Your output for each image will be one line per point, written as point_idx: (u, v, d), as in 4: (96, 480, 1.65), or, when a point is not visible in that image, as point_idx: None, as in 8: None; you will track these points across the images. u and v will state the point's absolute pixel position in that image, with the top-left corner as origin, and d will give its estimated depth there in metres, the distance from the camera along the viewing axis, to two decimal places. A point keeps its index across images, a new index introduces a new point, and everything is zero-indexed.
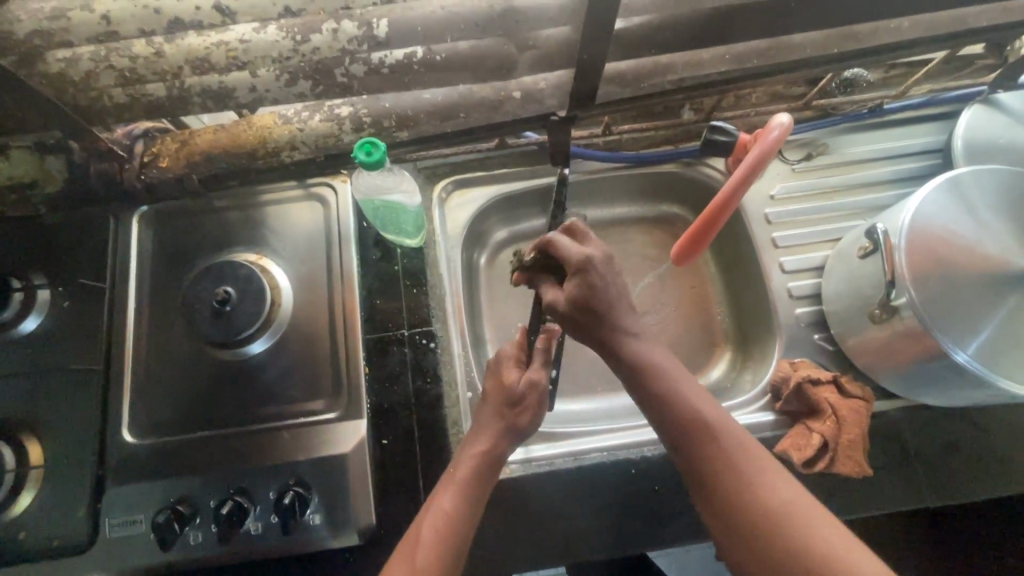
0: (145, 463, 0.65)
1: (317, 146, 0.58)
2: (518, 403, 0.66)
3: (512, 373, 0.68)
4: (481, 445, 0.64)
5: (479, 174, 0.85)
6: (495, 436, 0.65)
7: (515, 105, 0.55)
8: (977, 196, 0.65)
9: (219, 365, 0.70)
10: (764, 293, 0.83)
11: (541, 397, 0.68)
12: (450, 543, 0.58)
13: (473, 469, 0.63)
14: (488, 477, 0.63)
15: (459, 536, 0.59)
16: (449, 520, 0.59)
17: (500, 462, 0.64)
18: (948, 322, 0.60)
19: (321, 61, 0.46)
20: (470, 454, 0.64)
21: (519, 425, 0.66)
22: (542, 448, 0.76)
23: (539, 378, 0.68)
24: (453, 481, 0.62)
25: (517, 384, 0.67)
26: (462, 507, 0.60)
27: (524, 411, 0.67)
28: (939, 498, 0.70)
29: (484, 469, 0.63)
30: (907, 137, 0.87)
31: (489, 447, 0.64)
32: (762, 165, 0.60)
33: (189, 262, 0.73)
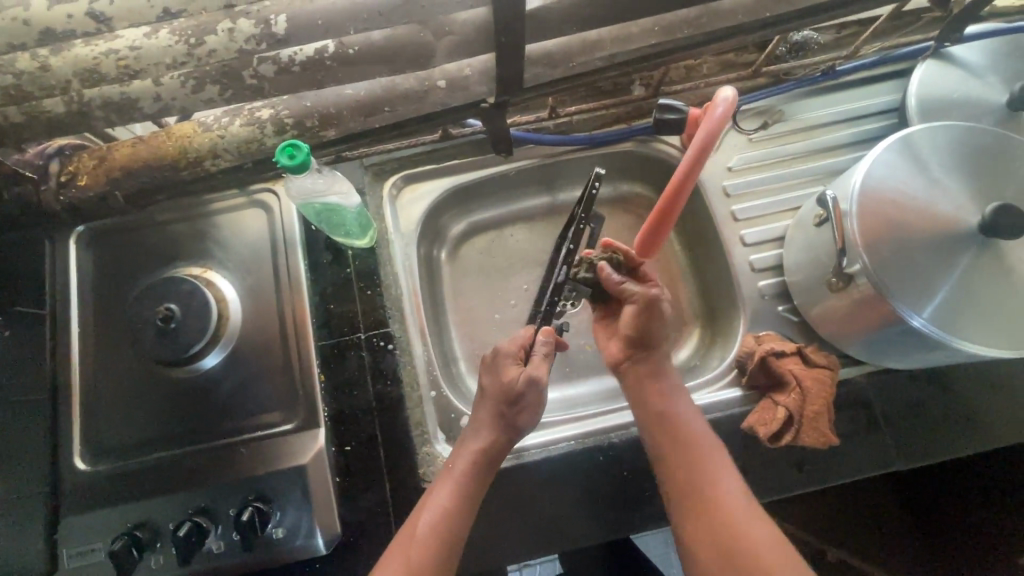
0: (102, 488, 0.63)
1: (241, 152, 0.55)
2: (516, 401, 0.65)
3: (511, 369, 0.66)
4: (480, 442, 0.63)
5: (428, 168, 0.83)
6: (495, 432, 0.64)
7: (441, 94, 0.53)
8: (930, 152, 0.64)
9: (171, 383, 0.68)
10: (727, 268, 0.82)
11: (537, 397, 0.65)
12: (447, 539, 0.58)
13: (470, 464, 0.62)
14: (488, 474, 0.63)
15: (453, 535, 0.59)
16: (443, 516, 0.59)
17: (500, 458, 0.64)
18: (905, 286, 0.59)
19: (223, 63, 0.44)
20: (468, 446, 0.63)
21: (518, 423, 0.65)
22: (530, 439, 0.74)
23: (539, 375, 0.65)
24: (451, 476, 0.62)
25: (514, 380, 0.64)
26: (458, 504, 0.60)
27: (523, 412, 0.65)
28: (910, 462, 0.70)
29: (481, 467, 0.62)
30: (864, 97, 0.85)
31: (485, 444, 0.63)
32: (711, 142, 0.58)
33: (131, 280, 0.71)
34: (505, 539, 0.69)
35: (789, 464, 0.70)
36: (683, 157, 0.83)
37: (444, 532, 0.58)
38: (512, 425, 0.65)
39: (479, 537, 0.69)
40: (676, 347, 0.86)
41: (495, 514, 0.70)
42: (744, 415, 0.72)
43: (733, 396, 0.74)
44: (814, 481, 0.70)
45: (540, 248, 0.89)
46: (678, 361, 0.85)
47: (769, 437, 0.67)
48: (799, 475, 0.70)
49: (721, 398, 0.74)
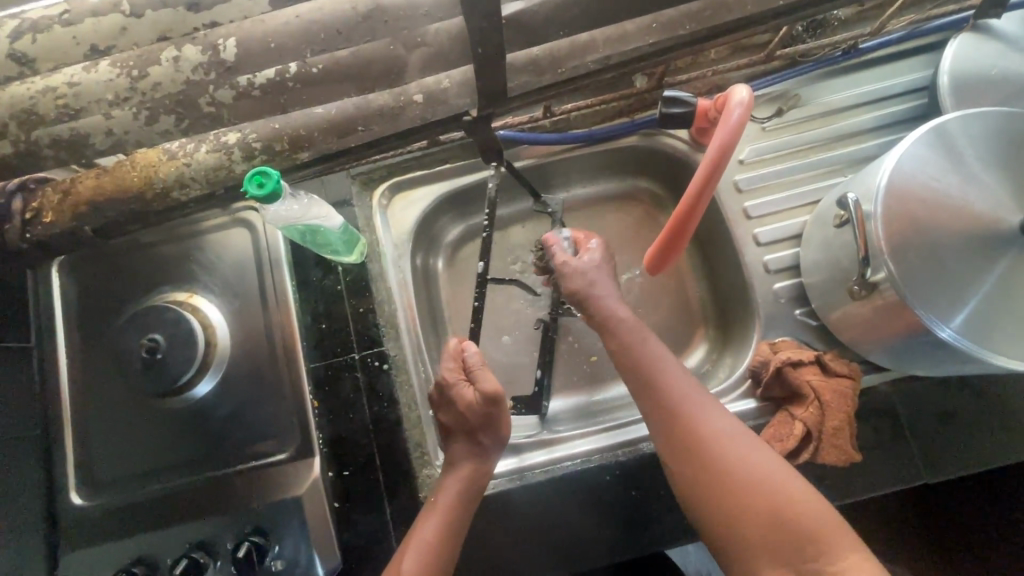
0: (101, 523, 0.63)
1: (209, 181, 0.52)
2: (481, 424, 0.65)
3: (466, 394, 0.66)
4: (466, 470, 0.63)
5: (419, 174, 0.79)
6: (478, 457, 0.65)
7: (419, 109, 0.48)
8: (964, 144, 0.57)
9: (163, 414, 0.66)
10: (739, 269, 0.77)
11: (503, 412, 0.66)
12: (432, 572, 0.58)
13: (458, 491, 0.62)
14: (472, 499, 0.62)
15: (440, 568, 0.59)
16: (429, 548, 0.59)
17: (479, 490, 0.63)
18: (933, 293, 0.54)
19: (172, 92, 0.40)
20: (454, 480, 0.63)
21: (499, 435, 0.66)
22: (510, 464, 0.72)
23: (496, 391, 0.64)
24: (437, 509, 0.61)
25: (476, 404, 0.65)
26: (447, 532, 0.60)
27: (495, 424, 0.66)
28: (936, 475, 0.66)
29: (464, 500, 0.62)
30: (889, 77, 0.78)
31: (472, 469, 0.63)
32: (727, 155, 0.52)
33: (117, 308, 0.68)
34: (511, 559, 0.68)
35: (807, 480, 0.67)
36: (688, 150, 0.78)
37: (430, 564, 0.58)
38: (490, 445, 0.66)
39: (481, 559, 0.68)
40: (686, 353, 0.82)
41: (499, 536, 0.68)
42: (759, 428, 0.69)
43: (747, 408, 0.70)
44: (834, 497, 0.66)
45: None
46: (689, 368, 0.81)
47: (785, 454, 0.63)
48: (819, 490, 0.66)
49: (734, 410, 0.70)
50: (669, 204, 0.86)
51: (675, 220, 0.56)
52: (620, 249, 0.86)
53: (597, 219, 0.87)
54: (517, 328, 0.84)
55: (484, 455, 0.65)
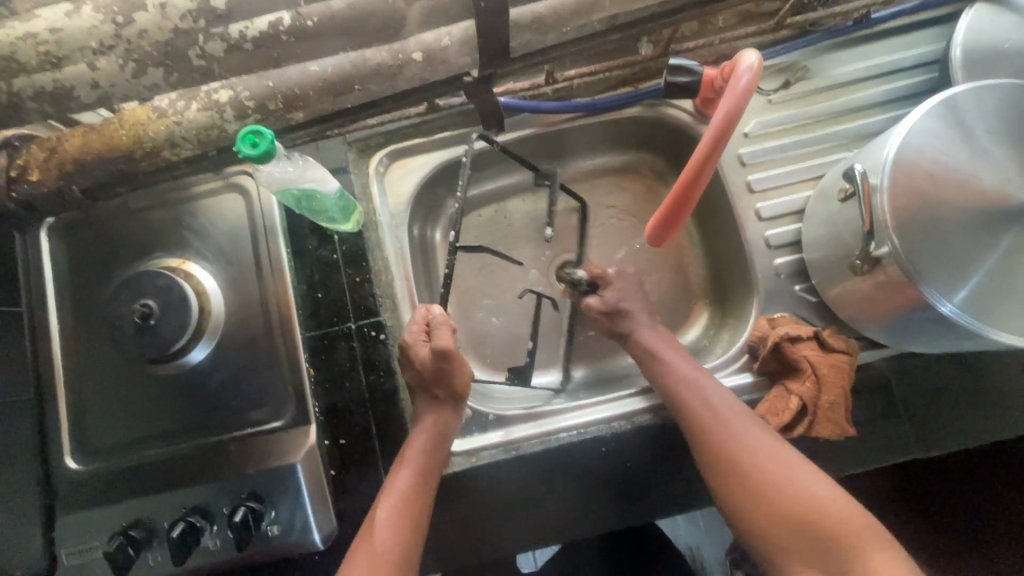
0: (95, 487, 0.63)
1: (201, 141, 0.50)
2: (437, 378, 0.65)
3: (421, 351, 0.65)
4: (428, 423, 0.64)
5: (417, 141, 0.77)
6: (438, 413, 0.65)
7: (418, 68, 0.47)
8: (973, 117, 0.56)
9: (157, 380, 0.65)
10: (740, 244, 0.76)
11: (461, 367, 0.65)
12: (408, 523, 0.59)
13: (425, 443, 0.63)
14: (438, 454, 0.63)
15: (415, 514, 0.60)
16: (404, 495, 0.60)
17: (445, 439, 0.64)
18: (936, 268, 0.53)
19: (158, 41, 0.38)
20: (420, 433, 0.64)
21: (456, 390, 0.66)
22: (506, 435, 0.72)
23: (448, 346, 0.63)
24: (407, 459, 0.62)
25: (429, 359, 0.64)
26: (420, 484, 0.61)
27: (452, 378, 0.65)
28: (929, 451, 0.67)
29: (429, 450, 0.63)
30: (900, 49, 0.77)
31: (433, 422, 0.64)
32: (733, 123, 0.50)
33: (107, 273, 0.67)
34: (506, 528, 0.68)
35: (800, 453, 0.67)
36: (693, 121, 0.76)
37: (405, 511, 0.59)
38: (448, 399, 0.66)
39: (476, 526, 0.68)
40: (683, 328, 0.82)
41: (494, 505, 0.69)
42: (755, 402, 0.69)
43: (743, 382, 0.70)
44: (827, 470, 0.67)
45: (541, 223, 0.86)
46: (686, 343, 0.81)
47: (780, 428, 0.64)
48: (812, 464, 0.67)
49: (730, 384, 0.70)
50: (671, 178, 0.85)
51: (675, 192, 0.54)
52: (620, 223, 0.85)
53: (597, 192, 0.86)
54: (515, 301, 0.83)
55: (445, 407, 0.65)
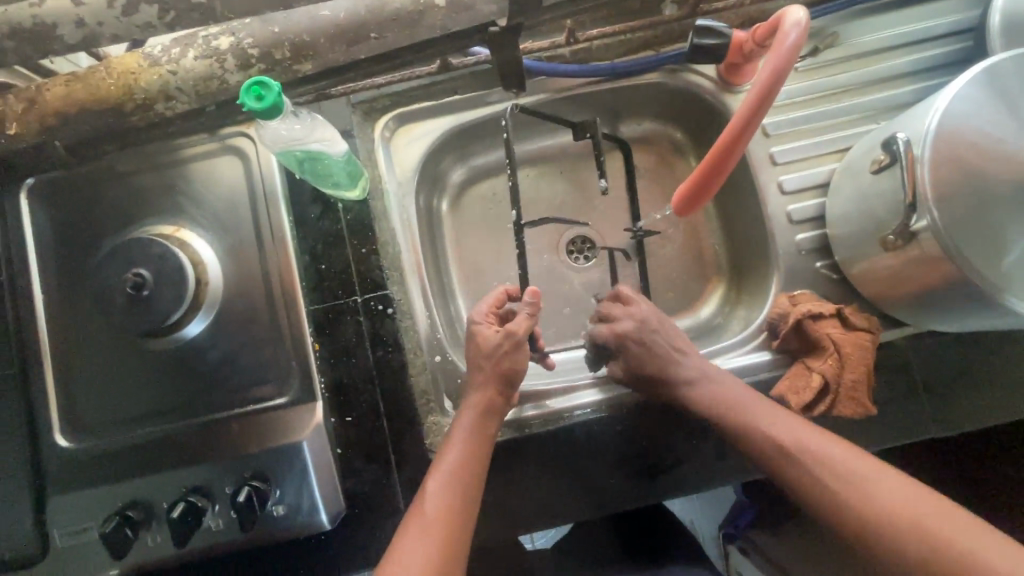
0: (88, 467, 0.59)
1: (198, 93, 0.46)
2: (496, 356, 0.63)
3: (487, 331, 0.65)
4: (477, 399, 0.62)
5: (425, 105, 0.72)
6: (491, 388, 0.62)
7: (441, 15, 0.43)
8: (1019, 86, 0.54)
9: (151, 354, 0.62)
10: (760, 219, 0.73)
11: (520, 360, 0.64)
12: (458, 501, 0.55)
13: (473, 422, 0.60)
14: (488, 432, 0.60)
15: (464, 501, 0.55)
16: (452, 472, 0.56)
17: (498, 412, 0.62)
18: (977, 244, 0.51)
19: None
20: (469, 409, 0.61)
21: (509, 370, 0.63)
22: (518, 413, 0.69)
23: (520, 329, 0.64)
24: (457, 434, 0.60)
25: (492, 340, 0.64)
26: (469, 459, 0.58)
27: (512, 355, 0.64)
28: (947, 430, 0.66)
29: (482, 423, 0.60)
30: (931, 16, 0.73)
31: (482, 400, 0.62)
32: (779, 83, 0.46)
33: (94, 240, 0.62)
34: (519, 507, 0.67)
35: None
36: (718, 89, 0.73)
37: (458, 483, 0.56)
38: (504, 381, 0.63)
39: (487, 506, 0.67)
40: (698, 305, 0.80)
41: (507, 485, 0.67)
42: (773, 381, 0.68)
43: (761, 361, 0.69)
44: None
45: (552, 196, 0.83)
46: (701, 320, 0.80)
47: (801, 407, 0.62)
48: None
49: (748, 363, 0.69)
50: (688, 149, 0.82)
51: (709, 161, 0.49)
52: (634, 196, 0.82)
53: (611, 164, 0.83)
54: (525, 276, 0.81)
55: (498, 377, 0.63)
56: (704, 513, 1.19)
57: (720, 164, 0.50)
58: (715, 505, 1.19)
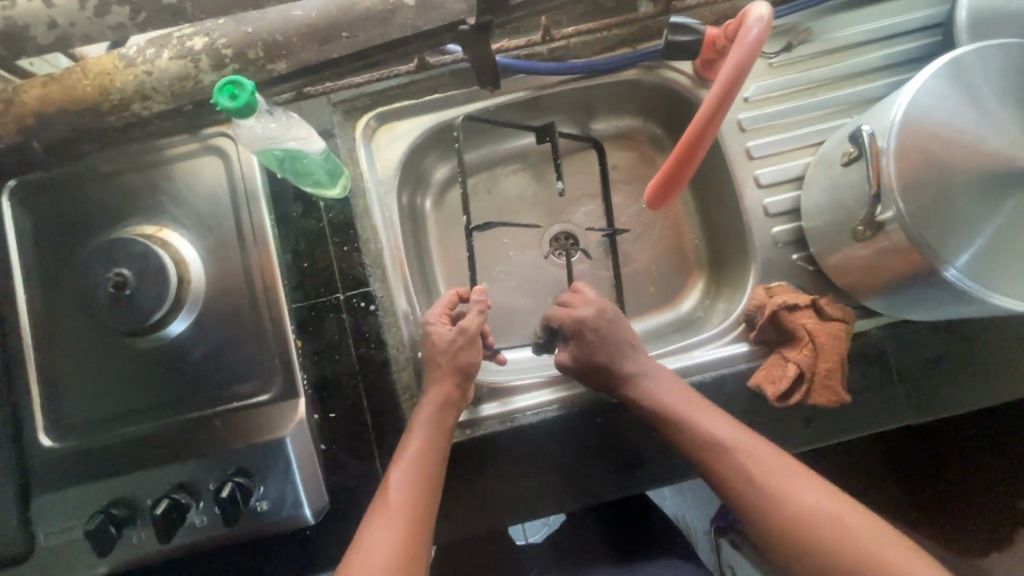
0: (72, 466, 0.60)
1: (174, 93, 0.46)
2: (452, 352, 0.64)
3: (441, 329, 0.65)
4: (436, 391, 0.63)
5: (405, 104, 0.73)
6: (450, 379, 0.64)
7: (410, 14, 0.44)
8: (981, 78, 0.55)
9: (134, 353, 0.62)
10: (737, 213, 0.75)
11: (474, 354, 0.65)
12: (420, 493, 0.56)
13: (432, 416, 0.62)
14: (446, 423, 0.62)
15: (427, 494, 0.56)
16: (413, 465, 0.57)
17: (458, 403, 0.64)
18: (943, 233, 0.52)
19: None
20: (429, 399, 0.63)
21: (466, 363, 0.64)
22: (501, 407, 0.70)
23: (471, 325, 0.65)
24: (417, 426, 0.61)
25: (446, 336, 0.65)
26: (430, 452, 0.59)
27: (467, 351, 0.65)
28: (921, 417, 0.67)
29: (441, 415, 0.62)
30: (902, 11, 0.75)
31: (440, 392, 0.63)
32: (742, 77, 0.47)
33: (75, 241, 0.63)
34: (502, 500, 0.68)
35: (796, 422, 0.67)
36: (694, 85, 0.74)
37: (419, 477, 0.57)
38: (461, 374, 0.64)
39: (470, 498, 0.67)
40: (679, 299, 0.81)
41: (491, 478, 0.68)
42: (751, 372, 0.69)
43: (739, 352, 0.70)
44: (821, 438, 0.67)
45: (534, 192, 0.84)
46: (682, 314, 0.81)
47: (777, 396, 0.63)
48: (806, 432, 0.67)
49: (726, 354, 0.70)
50: (668, 145, 0.83)
51: (675, 156, 0.51)
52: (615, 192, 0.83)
53: (592, 160, 0.84)
54: (508, 272, 0.82)
55: (455, 368, 0.64)
56: (695, 507, 1.20)
57: (686, 159, 0.51)
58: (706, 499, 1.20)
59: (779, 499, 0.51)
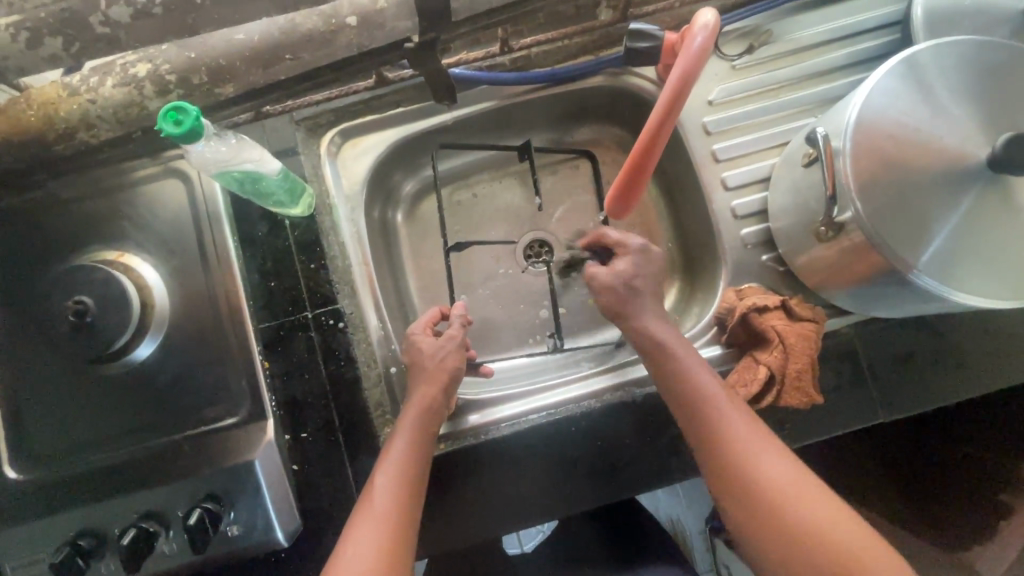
0: (40, 496, 0.59)
1: (121, 121, 0.46)
2: (432, 361, 0.64)
3: (425, 339, 0.65)
4: (421, 393, 0.62)
5: (370, 119, 0.73)
6: (438, 383, 0.62)
7: (354, 34, 0.44)
8: (936, 76, 0.55)
9: (99, 381, 0.61)
10: (706, 216, 0.75)
11: (456, 365, 0.64)
12: (406, 500, 0.55)
13: (416, 419, 0.60)
14: (431, 425, 0.61)
15: (409, 501, 0.55)
16: (398, 470, 0.56)
17: (443, 408, 0.62)
18: (900, 231, 0.53)
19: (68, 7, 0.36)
20: (416, 402, 0.62)
21: (450, 369, 0.64)
22: (476, 419, 0.70)
23: (456, 334, 0.66)
24: (402, 430, 0.59)
25: (431, 346, 0.64)
26: (414, 457, 0.58)
27: (451, 358, 0.64)
28: (895, 415, 0.67)
29: (426, 419, 0.61)
30: (861, 11, 0.75)
31: (424, 395, 0.62)
32: (689, 84, 0.48)
33: (36, 270, 0.62)
34: (479, 514, 0.67)
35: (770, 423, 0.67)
36: (658, 90, 0.74)
37: (404, 481, 0.56)
38: (448, 379, 0.63)
39: (448, 513, 0.67)
40: None
41: (467, 492, 0.67)
42: (724, 375, 0.69)
43: (712, 355, 0.70)
44: (795, 439, 0.67)
45: (506, 202, 0.84)
46: None
47: (748, 399, 0.63)
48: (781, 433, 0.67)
49: None
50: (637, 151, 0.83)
51: (631, 162, 0.51)
52: (587, 199, 0.84)
53: (562, 167, 0.84)
54: (482, 283, 0.81)
55: (444, 374, 0.63)
56: (687, 508, 1.20)
57: (638, 169, 0.52)
58: (698, 500, 1.19)
59: (792, 523, 0.46)
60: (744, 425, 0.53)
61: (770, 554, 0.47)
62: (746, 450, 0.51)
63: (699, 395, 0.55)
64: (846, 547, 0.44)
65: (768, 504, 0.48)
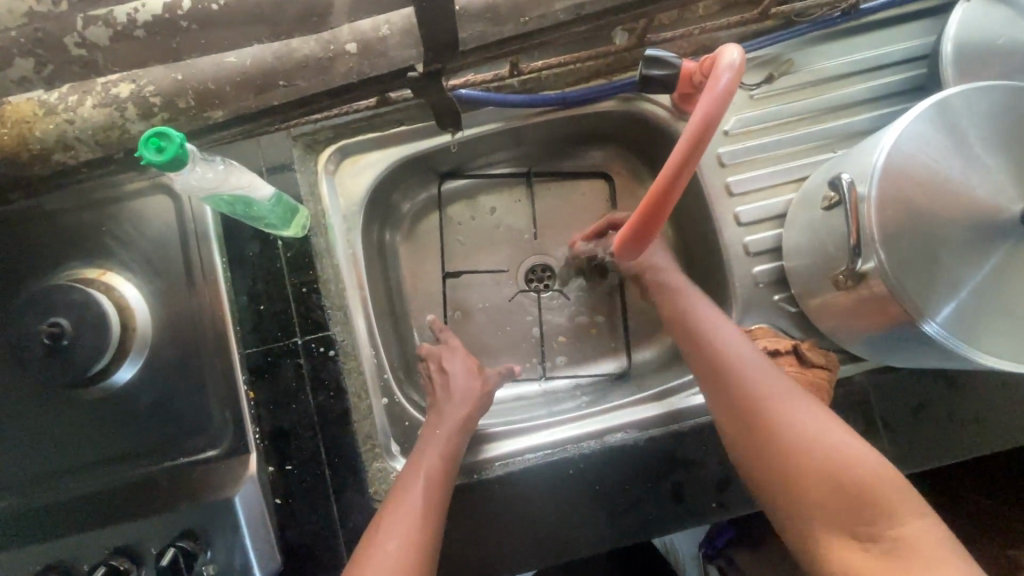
0: (11, 525, 0.56)
1: (100, 142, 0.43)
2: (457, 388, 0.66)
3: (457, 364, 0.68)
4: (456, 412, 0.64)
5: (371, 136, 0.70)
6: (472, 403, 0.65)
7: (353, 62, 0.40)
8: (969, 122, 0.52)
9: (74, 405, 0.58)
10: (717, 250, 0.72)
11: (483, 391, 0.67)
12: (435, 503, 0.56)
13: (450, 432, 0.62)
14: (462, 441, 0.62)
15: (439, 502, 0.56)
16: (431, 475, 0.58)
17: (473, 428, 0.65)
18: (924, 283, 0.50)
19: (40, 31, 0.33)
20: (448, 420, 0.63)
21: (481, 392, 0.67)
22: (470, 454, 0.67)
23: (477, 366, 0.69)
24: (437, 436, 0.62)
25: (462, 374, 0.67)
26: (445, 464, 0.60)
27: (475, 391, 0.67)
28: (908, 469, 0.64)
29: (460, 435, 0.63)
30: (887, 43, 0.72)
31: (459, 411, 0.64)
32: (710, 130, 0.44)
33: (13, 287, 0.59)
34: (467, 555, 0.64)
35: None
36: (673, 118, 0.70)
37: (436, 485, 0.57)
38: (478, 402, 0.66)
39: None
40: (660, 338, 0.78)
41: (457, 531, 0.64)
42: None
43: None
44: None
45: (510, 224, 0.81)
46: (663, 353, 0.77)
47: None
48: None
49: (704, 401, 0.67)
50: (647, 176, 0.80)
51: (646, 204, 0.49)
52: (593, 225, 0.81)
53: (569, 189, 0.81)
54: (481, 308, 0.79)
55: (475, 395, 0.66)
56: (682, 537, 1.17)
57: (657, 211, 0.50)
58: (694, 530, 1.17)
59: (803, 456, 0.48)
60: (760, 366, 0.56)
61: (775, 489, 0.49)
62: (766, 394, 0.53)
63: (713, 349, 0.58)
64: (860, 477, 0.46)
65: (770, 433, 0.51)
